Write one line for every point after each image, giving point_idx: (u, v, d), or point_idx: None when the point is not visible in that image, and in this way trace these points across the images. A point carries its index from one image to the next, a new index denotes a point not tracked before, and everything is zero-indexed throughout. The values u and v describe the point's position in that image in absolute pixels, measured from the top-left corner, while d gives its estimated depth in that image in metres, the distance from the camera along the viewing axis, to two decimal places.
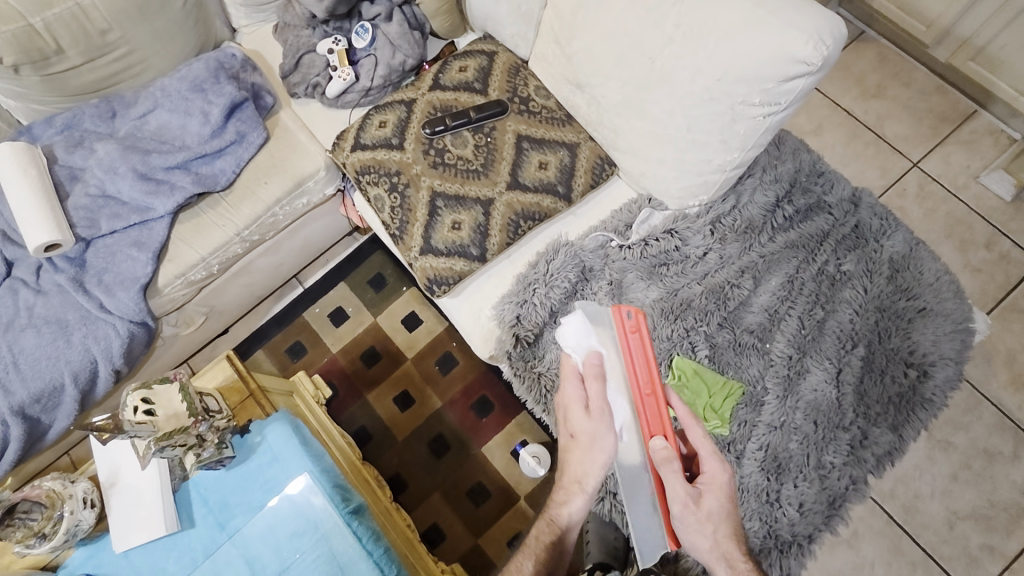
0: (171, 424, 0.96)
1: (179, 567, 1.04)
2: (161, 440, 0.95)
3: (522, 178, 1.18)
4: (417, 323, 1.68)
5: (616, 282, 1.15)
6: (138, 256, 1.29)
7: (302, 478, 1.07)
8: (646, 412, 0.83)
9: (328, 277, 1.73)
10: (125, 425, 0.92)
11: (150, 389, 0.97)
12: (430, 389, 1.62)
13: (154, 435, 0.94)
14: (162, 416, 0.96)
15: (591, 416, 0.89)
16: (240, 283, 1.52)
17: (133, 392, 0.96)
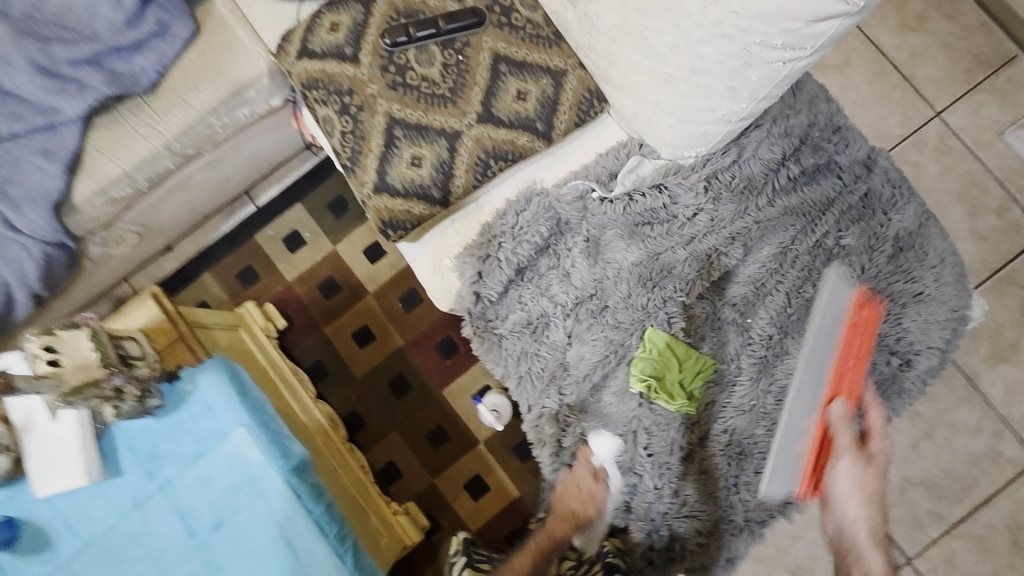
0: (80, 377, 0.88)
1: (106, 514, 0.98)
2: (69, 395, 0.88)
3: (495, 110, 1.01)
4: (380, 255, 1.55)
5: (593, 239, 1.02)
6: (47, 168, 1.10)
7: (238, 432, 1.00)
8: (844, 378, 0.85)
9: (283, 197, 1.56)
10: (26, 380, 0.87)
11: (53, 336, 0.87)
12: (392, 326, 1.52)
13: (60, 389, 0.88)
14: (70, 367, 0.87)
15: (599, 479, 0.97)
16: (178, 203, 1.35)
17: (33, 338, 0.86)
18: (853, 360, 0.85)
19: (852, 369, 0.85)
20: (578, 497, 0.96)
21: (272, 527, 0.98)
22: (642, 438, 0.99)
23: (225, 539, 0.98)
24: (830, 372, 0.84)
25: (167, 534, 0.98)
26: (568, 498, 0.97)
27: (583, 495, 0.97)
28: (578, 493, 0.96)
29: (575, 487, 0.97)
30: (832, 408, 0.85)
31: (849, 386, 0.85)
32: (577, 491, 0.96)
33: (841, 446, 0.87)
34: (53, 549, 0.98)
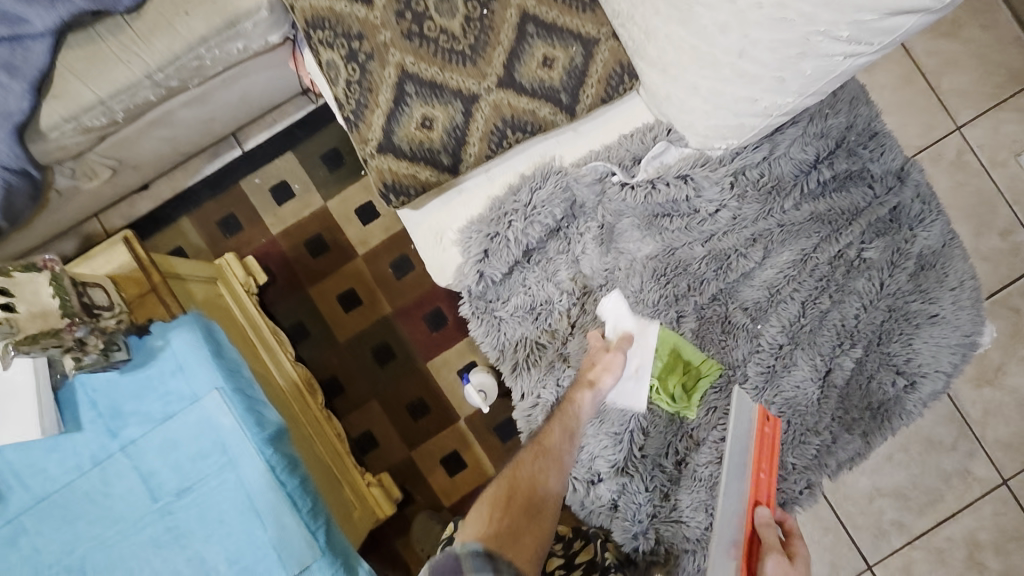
0: (36, 325, 0.80)
1: (62, 471, 0.92)
2: (21, 344, 0.79)
3: (518, 76, 0.93)
4: (373, 216, 1.46)
5: (608, 226, 0.98)
6: (9, 85, 0.99)
7: (210, 396, 0.93)
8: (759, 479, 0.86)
9: (272, 144, 1.45)
10: None
11: (9, 279, 0.80)
12: (381, 292, 1.45)
13: (12, 338, 0.79)
14: (25, 313, 0.80)
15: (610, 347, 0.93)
16: (157, 139, 1.24)
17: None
18: (766, 467, 0.88)
19: (768, 477, 0.88)
20: (599, 368, 0.92)
21: (243, 497, 0.93)
22: (637, 439, 0.98)
23: (191, 507, 0.93)
24: (746, 473, 0.87)
25: (128, 496, 0.92)
26: (590, 371, 0.92)
27: (607, 363, 0.91)
28: (599, 364, 0.92)
29: (596, 359, 0.93)
30: (758, 511, 0.84)
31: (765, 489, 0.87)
32: (597, 363, 0.92)
33: (771, 546, 0.81)
34: (2, 502, 0.92)
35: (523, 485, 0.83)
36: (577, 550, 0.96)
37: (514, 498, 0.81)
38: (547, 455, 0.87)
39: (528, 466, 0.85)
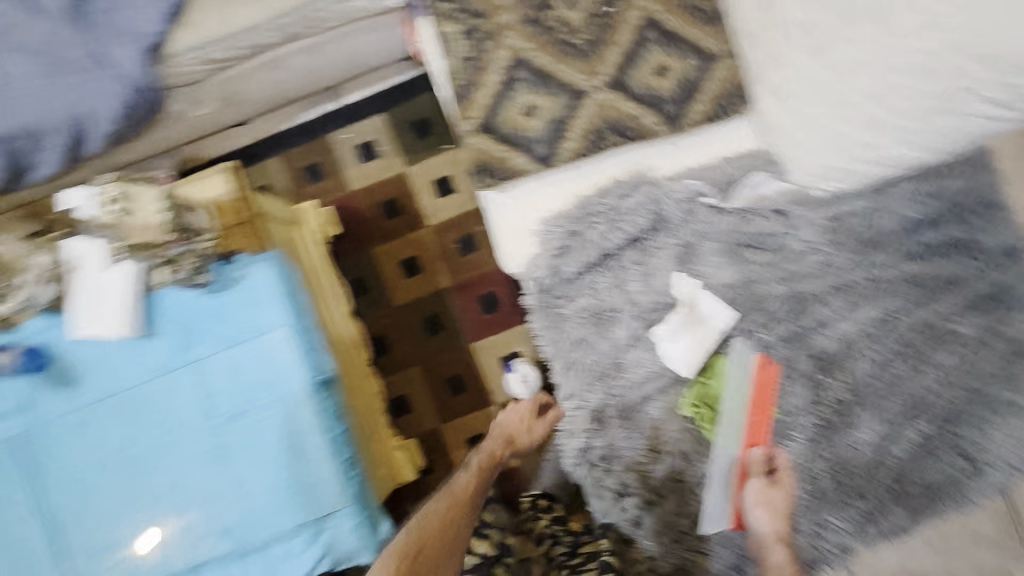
0: (143, 234, 0.97)
1: (131, 373, 0.98)
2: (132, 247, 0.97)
3: (629, 80, 0.95)
4: (449, 190, 1.48)
5: (690, 247, 0.94)
6: (149, 8, 1.07)
7: (278, 332, 0.98)
8: (754, 427, 0.94)
9: (368, 103, 1.49)
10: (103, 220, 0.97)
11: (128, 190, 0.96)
12: (442, 265, 1.48)
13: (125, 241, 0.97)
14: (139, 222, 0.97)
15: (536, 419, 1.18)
16: (265, 80, 1.28)
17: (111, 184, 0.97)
18: (760, 413, 0.94)
19: (759, 420, 0.94)
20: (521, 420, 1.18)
21: (290, 433, 0.98)
22: (679, 465, 0.96)
23: (241, 432, 0.98)
24: (742, 422, 0.94)
25: (187, 409, 0.98)
26: (511, 421, 1.18)
27: (519, 411, 1.19)
28: (517, 414, 1.19)
29: (514, 413, 1.19)
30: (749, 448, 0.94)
31: (760, 434, 0.94)
32: (515, 417, 1.18)
33: (754, 479, 0.93)
34: (74, 390, 0.98)
35: (430, 533, 0.96)
36: (583, 542, 1.03)
37: (424, 542, 0.95)
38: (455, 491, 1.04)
39: (436, 507, 1.01)
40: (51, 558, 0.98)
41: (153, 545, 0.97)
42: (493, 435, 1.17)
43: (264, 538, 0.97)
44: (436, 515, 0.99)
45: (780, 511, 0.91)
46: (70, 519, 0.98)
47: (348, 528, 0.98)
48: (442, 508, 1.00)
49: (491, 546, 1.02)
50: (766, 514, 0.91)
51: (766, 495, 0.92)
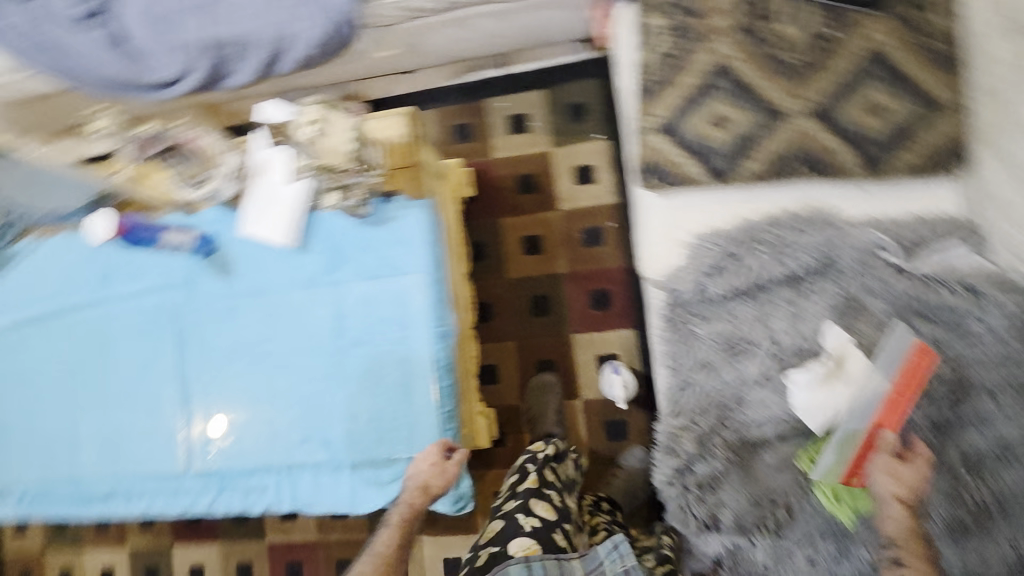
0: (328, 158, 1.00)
1: (280, 280, 1.07)
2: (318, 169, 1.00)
3: (837, 110, 0.87)
4: (588, 180, 1.47)
5: (856, 300, 0.87)
6: None
7: (415, 276, 1.02)
8: (893, 405, 0.84)
9: (532, 76, 1.50)
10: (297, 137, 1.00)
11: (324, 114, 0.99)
12: (563, 251, 1.47)
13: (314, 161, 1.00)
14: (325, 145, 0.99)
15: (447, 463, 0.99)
16: (447, 35, 1.31)
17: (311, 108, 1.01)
18: (904, 394, 0.83)
19: (901, 398, 0.83)
20: (422, 476, 0.97)
21: (404, 372, 1.03)
22: (779, 514, 0.88)
23: (360, 359, 1.04)
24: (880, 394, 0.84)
25: (319, 324, 1.05)
26: (419, 470, 0.98)
27: (424, 461, 0.98)
28: (424, 465, 0.98)
29: (422, 461, 0.98)
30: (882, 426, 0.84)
31: (899, 413, 0.83)
32: (422, 471, 0.97)
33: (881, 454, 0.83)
34: (231, 280, 1.08)
35: None
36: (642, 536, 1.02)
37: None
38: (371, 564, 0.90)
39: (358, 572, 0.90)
40: (179, 420, 1.09)
41: (262, 436, 1.06)
42: (406, 485, 0.97)
43: (357, 459, 1.03)
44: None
45: (911, 488, 0.82)
46: (201, 392, 1.09)
47: (433, 474, 1.02)
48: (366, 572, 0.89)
49: (550, 512, 1.02)
50: (890, 481, 0.82)
51: (895, 473, 0.82)
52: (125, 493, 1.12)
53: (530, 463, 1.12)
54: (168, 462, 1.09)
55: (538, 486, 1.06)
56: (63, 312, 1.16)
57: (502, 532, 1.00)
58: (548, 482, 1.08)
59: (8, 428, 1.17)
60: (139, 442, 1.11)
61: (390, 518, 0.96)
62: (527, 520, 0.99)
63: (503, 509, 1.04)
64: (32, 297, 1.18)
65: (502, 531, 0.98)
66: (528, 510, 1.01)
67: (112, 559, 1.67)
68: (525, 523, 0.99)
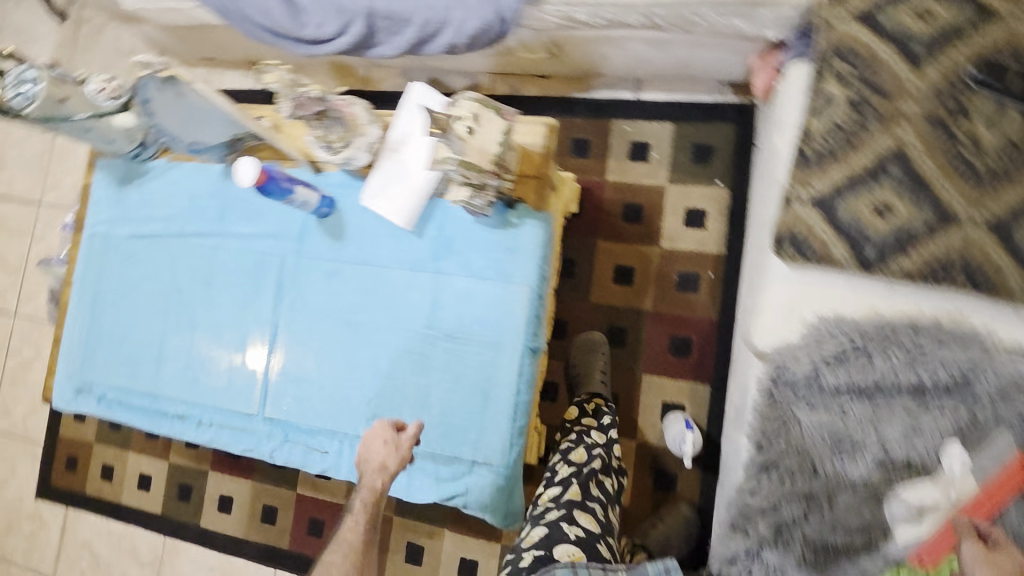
0: (475, 159, 0.91)
1: (386, 257, 1.08)
2: (462, 167, 0.92)
3: (1016, 228, 0.80)
4: (696, 225, 1.43)
5: (987, 430, 0.80)
6: None
7: (520, 287, 1.02)
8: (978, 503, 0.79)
9: (664, 108, 1.47)
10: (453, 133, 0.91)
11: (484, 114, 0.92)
12: (653, 289, 1.44)
13: (460, 159, 0.91)
14: (475, 145, 0.91)
15: (399, 443, 0.97)
16: (596, 51, 1.30)
17: (470, 105, 0.93)
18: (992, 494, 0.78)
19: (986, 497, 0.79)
20: (372, 464, 0.96)
21: (485, 377, 1.02)
22: None
23: (446, 352, 1.04)
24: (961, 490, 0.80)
25: (415, 309, 1.06)
26: (367, 456, 0.97)
27: (369, 444, 0.98)
28: (371, 448, 0.97)
29: (370, 445, 0.98)
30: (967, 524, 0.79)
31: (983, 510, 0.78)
32: (369, 458, 0.97)
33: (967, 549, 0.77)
34: (340, 245, 1.10)
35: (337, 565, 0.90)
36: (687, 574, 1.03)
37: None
38: (342, 551, 0.91)
39: (334, 557, 0.91)
40: (261, 365, 1.13)
41: (335, 402, 1.08)
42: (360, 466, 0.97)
43: (419, 448, 1.04)
44: (338, 567, 0.89)
45: None
46: (287, 343, 1.12)
47: (490, 485, 1.00)
48: (341, 558, 0.90)
49: (593, 523, 1.04)
50: None
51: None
52: (196, 421, 1.16)
53: (575, 477, 1.11)
54: (242, 400, 1.13)
55: (582, 497, 1.07)
56: (181, 236, 1.21)
57: (545, 540, 1.01)
58: (591, 494, 1.09)
59: (103, 330, 1.24)
60: (219, 375, 1.15)
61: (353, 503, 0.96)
62: (571, 529, 1.02)
63: (545, 516, 1.05)
64: (155, 214, 1.24)
65: (546, 537, 1.00)
66: (572, 520, 1.03)
67: (154, 468, 1.77)
68: (569, 532, 1.01)
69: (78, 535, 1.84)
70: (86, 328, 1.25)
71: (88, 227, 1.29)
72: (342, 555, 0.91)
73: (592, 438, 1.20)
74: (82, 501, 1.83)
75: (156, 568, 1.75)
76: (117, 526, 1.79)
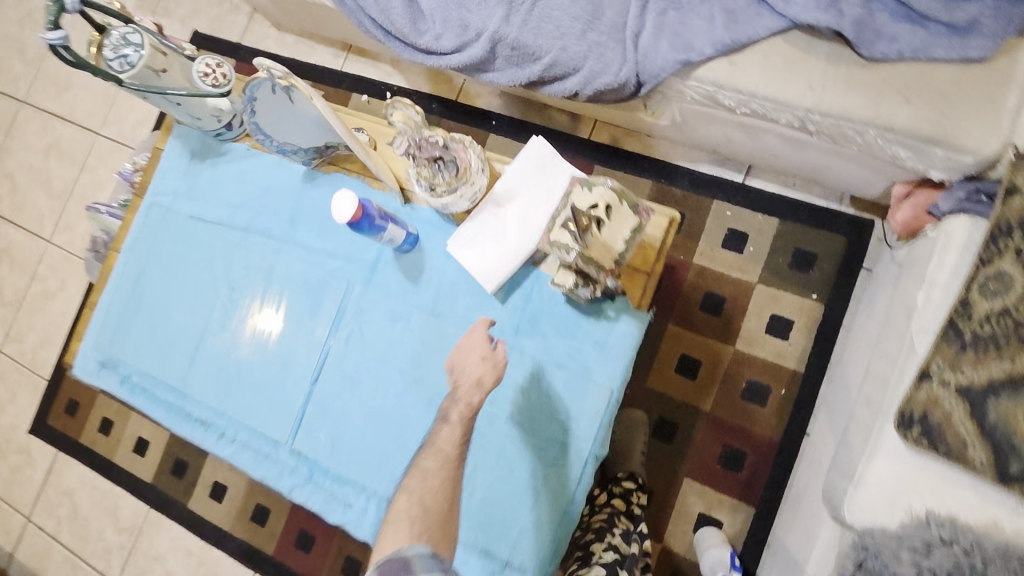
0: (596, 254, 0.80)
1: (461, 315, 1.00)
2: (579, 260, 0.80)
3: None
4: (779, 335, 1.32)
5: None
6: (716, 27, 0.97)
7: (600, 388, 0.93)
8: None
9: (773, 201, 1.35)
10: (581, 225, 0.78)
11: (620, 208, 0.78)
12: (717, 390, 1.34)
13: (581, 252, 0.79)
14: (601, 240, 0.79)
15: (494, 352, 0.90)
16: (723, 132, 1.19)
17: (607, 194, 0.78)
18: None
19: None
20: (467, 373, 0.89)
21: (540, 474, 0.93)
22: None
23: (504, 436, 0.95)
24: None
25: None
26: (458, 362, 0.91)
27: (464, 351, 0.91)
28: (464, 354, 0.91)
29: (462, 351, 0.91)
30: None
31: None
32: (460, 365, 0.90)
33: None
34: (415, 288, 1.02)
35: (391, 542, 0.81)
36: None
37: (428, 509, 0.83)
38: (438, 459, 0.87)
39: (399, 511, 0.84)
40: (301, 392, 1.05)
41: (373, 455, 1.00)
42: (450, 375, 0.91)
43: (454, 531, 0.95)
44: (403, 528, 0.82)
45: None
46: (336, 377, 1.04)
47: None
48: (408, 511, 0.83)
49: None
50: None
51: None
52: (219, 432, 1.09)
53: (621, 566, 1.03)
54: (274, 424, 1.05)
55: None
56: (242, 232, 1.13)
57: None
58: None
59: (141, 309, 1.16)
60: (254, 390, 1.08)
61: (449, 415, 0.90)
62: None
63: None
64: (222, 199, 1.15)
65: None
66: None
67: (155, 435, 1.71)
68: None
69: (63, 480, 1.79)
70: (124, 301, 1.18)
71: (149, 196, 1.21)
72: (437, 464, 0.87)
73: (622, 521, 1.15)
74: (75, 449, 1.78)
75: (134, 536, 1.69)
76: (105, 483, 1.74)
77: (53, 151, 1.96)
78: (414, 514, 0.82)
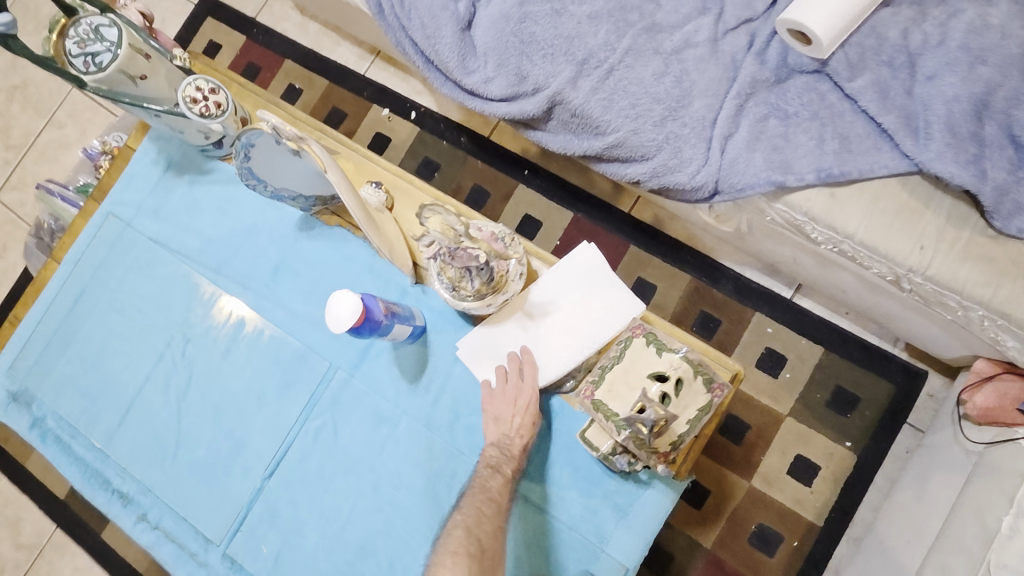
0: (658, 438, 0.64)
1: (460, 435, 0.82)
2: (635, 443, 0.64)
3: None
4: (803, 479, 1.17)
5: None
6: (826, 150, 0.82)
7: (614, 565, 0.75)
8: None
9: (822, 328, 1.21)
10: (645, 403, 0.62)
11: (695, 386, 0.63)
12: (723, 527, 1.18)
13: (639, 434, 0.64)
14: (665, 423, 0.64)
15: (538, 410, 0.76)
16: (789, 253, 1.04)
17: (683, 365, 0.63)
18: None
19: None
20: (521, 428, 0.76)
21: None
22: None
23: None
24: None
25: None
26: (499, 412, 0.77)
27: (507, 398, 0.77)
28: (507, 399, 0.77)
29: (502, 395, 0.77)
30: None
31: None
32: (507, 416, 0.77)
33: None
34: (409, 388, 0.85)
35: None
36: None
37: (486, 552, 0.66)
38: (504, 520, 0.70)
39: None
40: (248, 487, 0.86)
41: None
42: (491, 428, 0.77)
43: None
44: None
45: None
46: (294, 477, 0.86)
47: None
48: None
49: None
50: None
51: None
52: (138, 510, 0.89)
53: None
54: (206, 519, 0.86)
55: None
56: (215, 273, 0.94)
57: None
58: None
59: (73, 340, 0.96)
60: (192, 470, 0.88)
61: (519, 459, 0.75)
62: None
63: None
64: (196, 228, 0.96)
65: None
66: None
67: None
68: None
69: None
70: (55, 326, 0.97)
71: (107, 203, 1.00)
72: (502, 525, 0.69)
73: None
74: None
75: (31, 557, 1.45)
76: (8, 488, 1.50)
77: (16, 93, 1.71)
78: (472, 552, 0.65)
